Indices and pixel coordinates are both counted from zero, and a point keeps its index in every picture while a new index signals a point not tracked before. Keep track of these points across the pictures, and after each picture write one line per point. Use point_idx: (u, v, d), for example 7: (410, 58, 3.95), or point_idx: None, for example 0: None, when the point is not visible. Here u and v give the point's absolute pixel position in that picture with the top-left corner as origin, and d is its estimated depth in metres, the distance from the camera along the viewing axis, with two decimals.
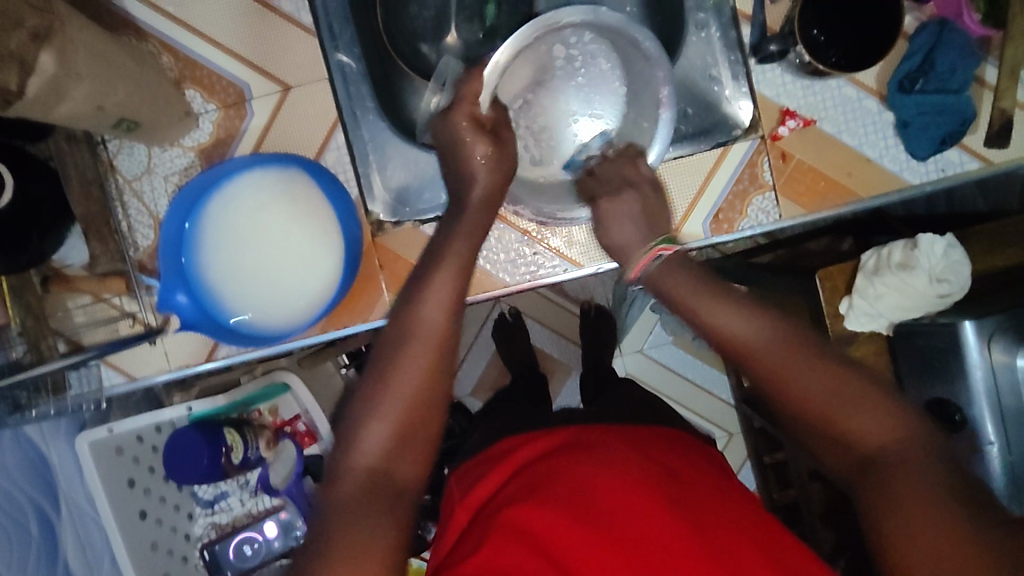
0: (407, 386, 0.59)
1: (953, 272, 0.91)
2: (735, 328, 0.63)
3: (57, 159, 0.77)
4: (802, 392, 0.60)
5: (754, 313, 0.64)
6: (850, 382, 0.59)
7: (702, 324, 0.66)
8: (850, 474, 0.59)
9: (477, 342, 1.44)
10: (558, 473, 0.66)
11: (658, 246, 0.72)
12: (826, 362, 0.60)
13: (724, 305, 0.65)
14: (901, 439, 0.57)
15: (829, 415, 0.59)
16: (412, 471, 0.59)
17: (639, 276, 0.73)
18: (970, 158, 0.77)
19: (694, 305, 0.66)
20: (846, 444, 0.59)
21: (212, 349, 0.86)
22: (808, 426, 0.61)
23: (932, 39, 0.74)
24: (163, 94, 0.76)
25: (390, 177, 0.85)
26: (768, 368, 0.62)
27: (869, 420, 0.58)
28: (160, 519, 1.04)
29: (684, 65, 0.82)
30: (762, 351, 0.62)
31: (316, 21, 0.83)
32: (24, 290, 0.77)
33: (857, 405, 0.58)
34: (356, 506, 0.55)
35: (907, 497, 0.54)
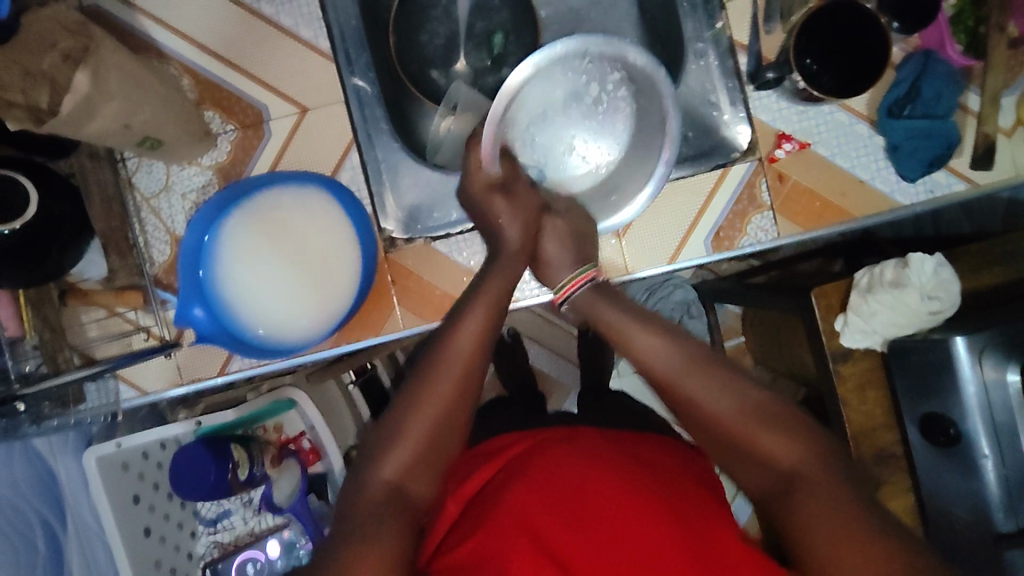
0: (431, 419, 0.62)
1: (943, 289, 0.95)
2: (654, 352, 0.69)
3: (79, 176, 0.80)
4: (711, 412, 0.65)
5: (666, 339, 0.70)
6: (752, 403, 0.64)
7: (628, 351, 0.71)
8: (765, 492, 0.62)
9: (477, 363, 1.46)
10: (542, 465, 0.72)
11: (586, 272, 0.77)
12: (724, 383, 0.66)
13: (641, 331, 0.71)
14: (792, 456, 0.61)
15: (737, 432, 0.63)
16: (425, 490, 0.62)
17: (564, 300, 0.78)
18: (957, 180, 0.81)
19: (626, 332, 0.72)
20: (754, 463, 0.62)
21: (224, 363, 0.87)
22: (717, 443, 0.65)
23: (918, 68, 0.79)
24: (185, 113, 0.79)
25: (403, 197, 0.87)
26: (682, 391, 0.67)
27: (770, 438, 0.62)
28: (164, 537, 1.03)
29: (685, 91, 0.85)
30: (668, 375, 0.68)
31: (333, 47, 0.86)
32: (42, 304, 0.79)
33: (761, 423, 0.62)
34: (374, 518, 0.58)
35: (809, 501, 0.57)
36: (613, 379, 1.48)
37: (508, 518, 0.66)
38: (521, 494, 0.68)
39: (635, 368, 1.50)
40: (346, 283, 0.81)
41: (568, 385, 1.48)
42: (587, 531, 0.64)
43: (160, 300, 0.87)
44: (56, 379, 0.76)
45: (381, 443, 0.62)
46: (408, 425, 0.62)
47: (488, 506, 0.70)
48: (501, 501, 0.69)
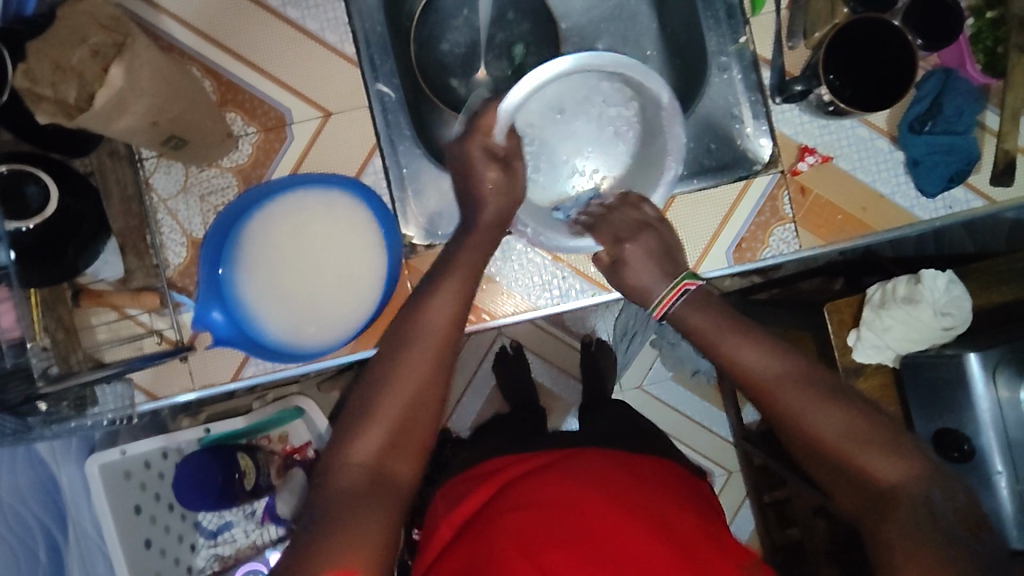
0: (403, 400, 0.65)
1: (956, 306, 0.96)
2: (753, 363, 0.69)
3: (98, 174, 0.79)
4: (816, 430, 0.65)
5: (771, 351, 0.70)
6: (858, 421, 0.64)
7: (726, 362, 0.71)
8: (859, 513, 0.63)
9: (477, 376, 1.45)
10: (544, 487, 0.72)
11: (684, 281, 0.78)
12: (832, 402, 0.65)
13: (750, 345, 0.70)
14: (920, 482, 0.61)
15: (836, 451, 0.64)
16: (405, 469, 0.64)
17: (664, 314, 0.79)
18: (975, 196, 0.82)
19: (722, 343, 0.72)
20: (858, 482, 0.63)
21: (240, 367, 0.84)
22: (820, 461, 0.65)
23: (940, 85, 0.80)
24: (211, 114, 0.78)
25: (424, 204, 0.87)
26: (784, 407, 0.67)
27: (880, 458, 0.62)
28: (165, 549, 1.00)
29: (708, 104, 0.87)
30: (771, 386, 0.68)
31: (358, 51, 0.86)
32: (56, 304, 0.77)
33: (867, 444, 0.63)
34: (353, 499, 0.59)
35: (904, 535, 0.58)
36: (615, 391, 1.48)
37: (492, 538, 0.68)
38: (516, 508, 0.70)
39: (637, 382, 1.49)
40: (367, 289, 0.80)
41: (569, 401, 1.47)
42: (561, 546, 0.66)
43: (174, 303, 0.85)
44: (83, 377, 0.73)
45: (355, 420, 0.65)
46: (378, 409, 0.65)
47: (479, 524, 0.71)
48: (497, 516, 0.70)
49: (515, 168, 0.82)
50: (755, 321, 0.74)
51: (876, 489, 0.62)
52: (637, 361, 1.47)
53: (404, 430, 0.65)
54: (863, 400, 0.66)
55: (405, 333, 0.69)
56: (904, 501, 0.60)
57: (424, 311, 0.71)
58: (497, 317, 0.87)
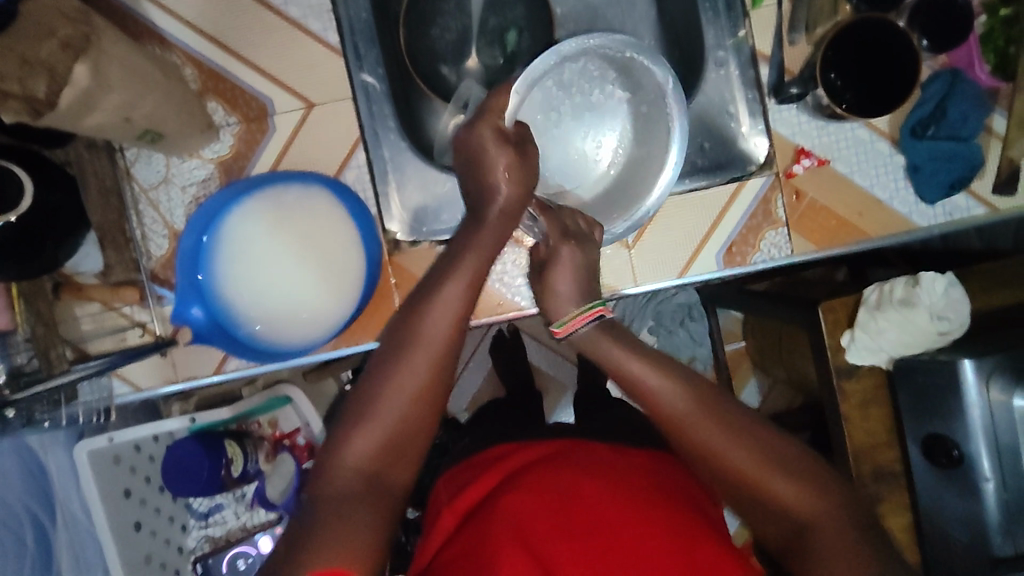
0: (398, 410, 0.60)
1: (953, 309, 0.89)
2: (658, 390, 0.65)
3: (75, 166, 0.77)
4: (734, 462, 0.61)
5: (680, 381, 0.65)
6: (767, 447, 0.62)
7: (627, 387, 0.67)
8: (782, 539, 0.61)
9: (474, 356, 1.39)
10: (551, 478, 0.67)
11: (595, 308, 0.72)
12: (737, 436, 0.62)
13: (652, 369, 0.66)
14: (814, 508, 0.59)
15: (752, 479, 0.61)
16: (401, 476, 0.59)
17: (567, 334, 0.73)
18: (976, 203, 0.80)
19: (623, 365, 0.68)
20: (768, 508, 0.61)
21: (222, 361, 0.85)
22: (733, 489, 0.62)
23: (944, 89, 0.76)
24: (187, 105, 0.76)
25: (407, 198, 0.85)
26: (694, 439, 0.63)
27: (794, 491, 0.60)
28: (154, 531, 1.01)
29: (702, 101, 0.83)
30: (681, 418, 0.63)
31: (342, 40, 0.83)
32: (35, 297, 0.77)
33: (775, 472, 0.60)
34: (342, 505, 0.55)
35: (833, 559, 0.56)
36: (612, 379, 1.40)
37: (494, 530, 0.62)
38: (517, 495, 0.65)
39: None
40: (349, 283, 0.80)
41: (564, 384, 1.42)
42: (564, 536, 0.61)
43: (156, 296, 0.84)
44: (48, 383, 0.72)
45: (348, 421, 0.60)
46: (377, 409, 0.59)
47: (481, 515, 0.66)
48: (495, 506, 0.65)
49: (528, 154, 0.75)
50: (651, 345, 0.70)
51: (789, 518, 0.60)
52: None
53: (403, 436, 0.60)
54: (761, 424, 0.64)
55: (402, 338, 0.63)
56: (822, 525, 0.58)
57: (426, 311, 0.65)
58: (481, 316, 0.86)
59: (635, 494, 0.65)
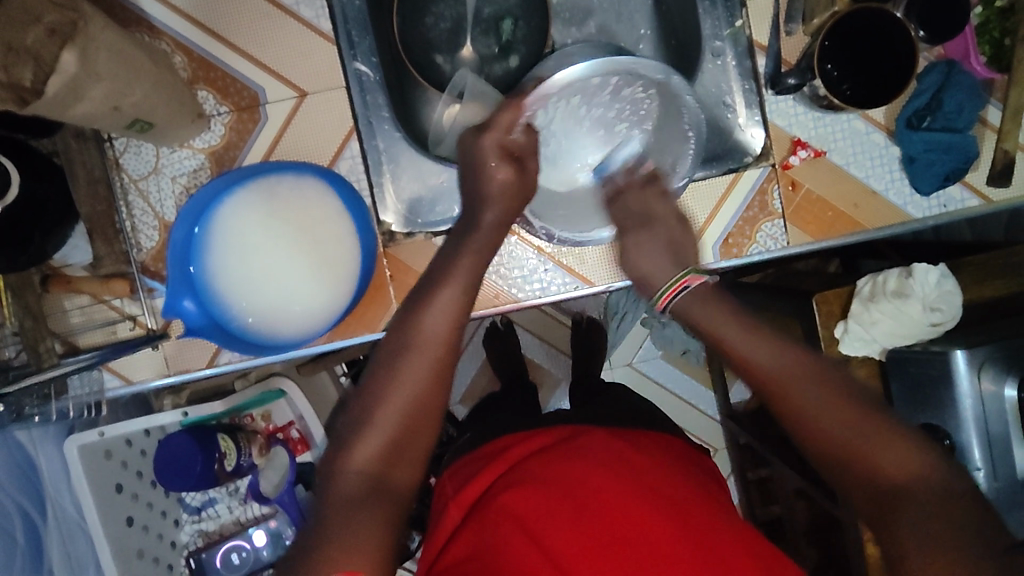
0: (410, 400, 0.60)
1: (946, 301, 0.87)
2: (762, 360, 0.63)
3: (63, 155, 0.76)
4: (813, 422, 0.59)
5: (777, 346, 0.64)
6: (862, 415, 0.58)
7: (726, 355, 0.66)
8: (867, 509, 0.57)
9: (469, 348, 1.37)
10: (549, 466, 0.67)
11: (687, 277, 0.72)
12: (845, 402, 0.59)
13: (758, 337, 0.65)
14: (915, 477, 0.55)
15: (853, 447, 0.57)
16: (405, 471, 0.59)
17: (665, 306, 0.74)
18: (971, 195, 0.80)
19: (721, 334, 0.67)
20: (861, 476, 0.57)
21: (214, 354, 0.84)
22: (820, 454, 0.60)
23: (941, 79, 0.76)
24: (176, 94, 0.74)
25: (402, 188, 0.84)
26: (787, 400, 0.61)
27: (891, 455, 0.56)
28: (147, 526, 1.00)
29: (700, 91, 0.83)
30: (780, 382, 0.62)
31: (335, 28, 0.82)
32: (24, 291, 0.75)
33: (879, 438, 0.57)
34: (345, 505, 0.55)
35: (917, 528, 0.53)
36: (605, 371, 1.38)
37: (494, 523, 0.62)
38: (517, 491, 0.64)
39: (627, 360, 1.39)
40: (342, 278, 0.78)
41: (559, 377, 1.42)
42: (561, 518, 0.61)
43: (147, 288, 0.83)
44: (37, 376, 0.72)
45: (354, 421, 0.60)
46: (380, 407, 0.60)
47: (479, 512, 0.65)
48: (496, 496, 0.65)
49: (528, 168, 0.76)
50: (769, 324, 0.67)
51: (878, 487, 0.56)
52: (626, 341, 1.37)
53: (410, 437, 0.60)
54: (864, 393, 0.60)
55: (403, 340, 0.64)
56: (917, 497, 0.55)
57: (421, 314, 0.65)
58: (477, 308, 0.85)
59: (642, 480, 0.64)
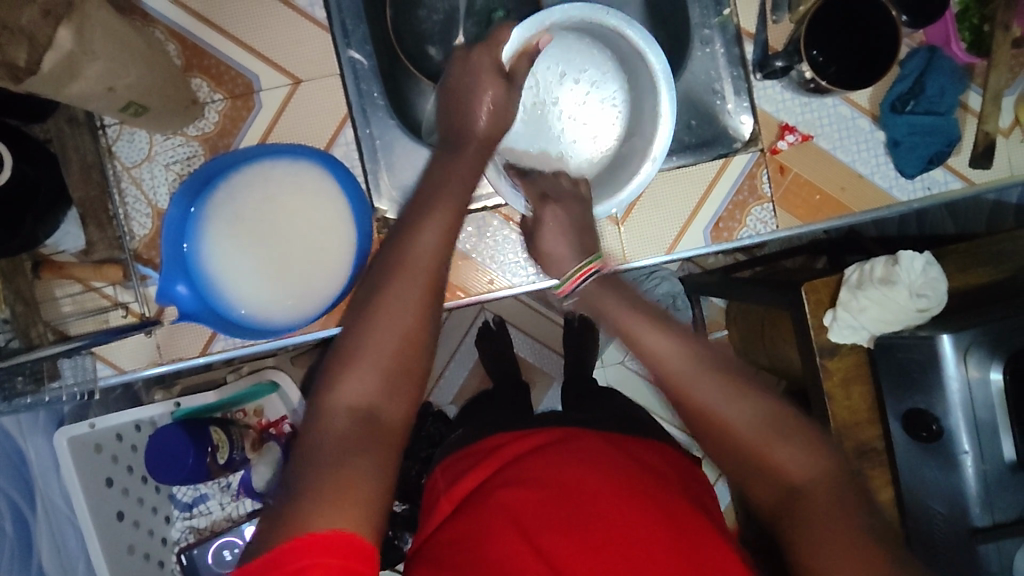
0: (399, 325, 0.59)
1: (932, 288, 0.88)
2: (662, 352, 0.69)
3: (57, 142, 0.75)
4: (719, 416, 0.64)
5: (686, 343, 0.70)
6: (762, 412, 0.64)
7: (639, 349, 0.71)
8: (769, 504, 0.61)
9: (461, 348, 1.36)
10: (546, 466, 0.67)
11: (589, 265, 0.77)
12: (742, 395, 0.65)
13: (663, 332, 0.71)
14: (813, 474, 0.60)
15: (744, 440, 0.63)
16: (398, 411, 0.57)
17: (572, 289, 0.79)
18: (954, 177, 0.82)
19: (635, 329, 0.72)
20: (762, 471, 0.62)
21: (208, 341, 0.83)
22: (729, 451, 0.64)
23: (924, 63, 0.79)
24: (171, 79, 0.75)
25: (397, 175, 0.85)
26: (685, 396, 0.67)
27: (786, 453, 0.61)
28: (137, 521, 0.99)
29: (688, 79, 0.85)
30: (681, 377, 0.67)
31: (329, 17, 0.83)
32: (16, 275, 0.75)
33: (771, 437, 0.62)
34: (341, 445, 0.53)
35: (815, 520, 0.56)
36: (596, 369, 1.38)
37: (480, 527, 0.62)
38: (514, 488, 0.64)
39: (618, 359, 1.39)
40: (337, 266, 0.79)
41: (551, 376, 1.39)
42: (555, 519, 0.61)
43: (140, 276, 0.82)
44: (29, 355, 0.72)
45: (338, 359, 0.58)
46: (371, 339, 0.58)
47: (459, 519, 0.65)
48: (495, 494, 0.64)
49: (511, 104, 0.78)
50: (676, 316, 0.74)
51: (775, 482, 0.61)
52: (618, 337, 1.37)
53: (402, 364, 0.58)
54: (760, 389, 0.66)
55: (388, 259, 0.62)
56: (808, 489, 0.59)
57: (415, 235, 0.63)
58: (473, 294, 0.86)
59: (636, 484, 0.65)
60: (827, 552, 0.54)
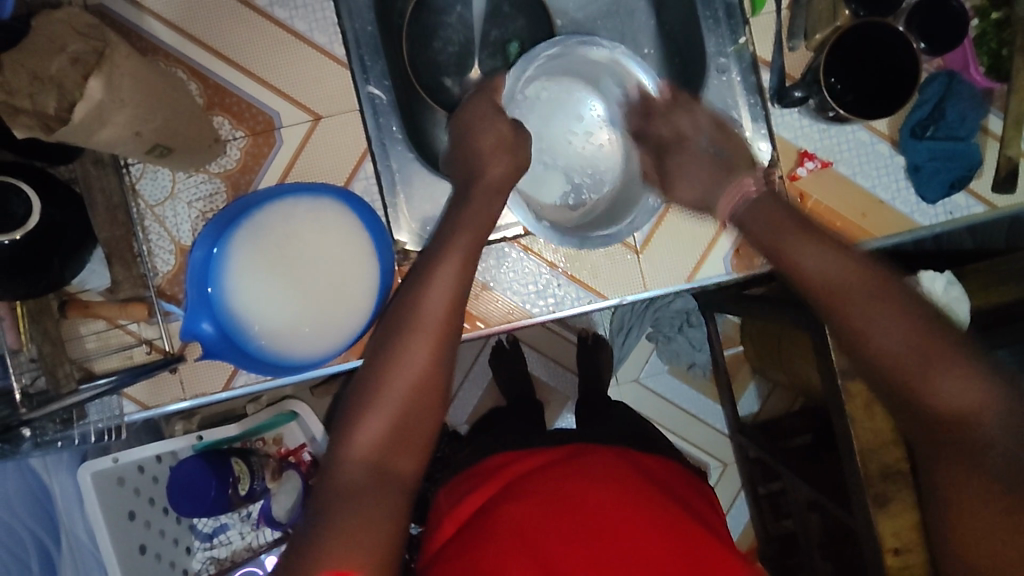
0: (410, 373, 0.63)
1: (955, 308, 0.86)
2: (819, 265, 0.64)
3: (82, 182, 0.77)
4: (882, 351, 0.59)
5: (839, 256, 0.64)
6: (933, 334, 0.58)
7: (788, 265, 0.66)
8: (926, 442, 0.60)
9: (474, 368, 1.32)
10: (555, 484, 0.65)
11: (746, 187, 0.73)
12: (904, 314, 0.59)
13: (815, 249, 0.65)
14: (990, 425, 0.56)
15: (909, 377, 0.58)
16: (408, 465, 0.61)
17: (727, 216, 0.74)
18: (976, 202, 0.81)
19: (785, 247, 0.66)
20: (918, 410, 0.58)
21: (231, 376, 0.84)
22: (883, 379, 0.60)
23: (942, 89, 0.78)
24: (194, 119, 0.76)
25: (416, 208, 0.85)
26: (848, 325, 0.61)
27: (964, 397, 0.56)
28: (160, 554, 0.99)
29: (706, 106, 0.85)
30: (843, 293, 0.62)
31: (348, 53, 0.84)
32: (42, 315, 0.77)
33: (948, 371, 0.56)
34: (352, 495, 0.56)
35: (975, 484, 0.57)
36: (612, 388, 1.34)
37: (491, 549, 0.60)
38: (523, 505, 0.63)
39: (634, 376, 1.34)
40: (362, 297, 0.80)
41: (565, 394, 1.36)
42: (561, 534, 0.60)
43: (163, 312, 0.83)
44: (60, 402, 0.73)
45: (355, 407, 0.62)
46: (383, 390, 0.62)
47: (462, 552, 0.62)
48: (507, 513, 0.63)
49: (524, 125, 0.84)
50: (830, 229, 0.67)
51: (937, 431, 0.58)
52: (633, 354, 1.33)
53: (411, 415, 0.62)
54: (934, 312, 0.60)
55: (402, 317, 0.66)
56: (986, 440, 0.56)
57: (423, 290, 0.67)
58: (492, 324, 0.85)
59: (658, 501, 0.65)
60: (987, 515, 0.57)
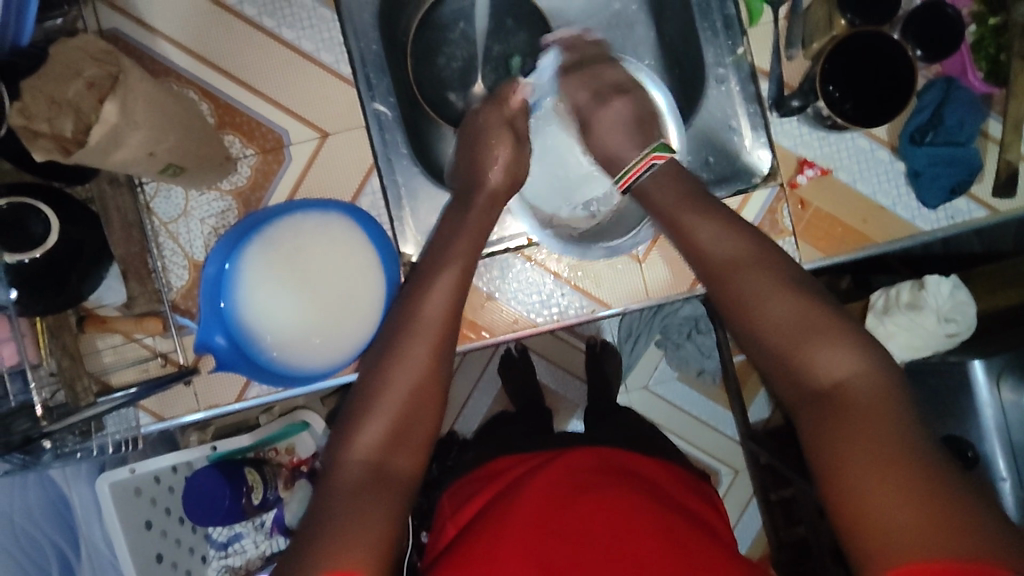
0: (407, 385, 0.65)
1: (960, 311, 0.86)
2: (711, 235, 0.72)
3: (98, 201, 0.78)
4: (767, 319, 0.65)
5: (730, 227, 0.73)
6: (810, 308, 0.65)
7: (686, 236, 0.74)
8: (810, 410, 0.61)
9: (483, 377, 1.33)
10: (555, 483, 0.67)
11: (651, 155, 0.80)
12: (788, 290, 0.66)
13: (706, 219, 0.73)
14: (870, 383, 0.59)
15: (792, 341, 0.64)
16: (407, 465, 0.62)
17: (629, 185, 0.82)
18: (977, 206, 0.82)
19: (682, 218, 0.74)
20: (800, 374, 0.62)
21: (243, 388, 0.86)
22: (772, 347, 0.65)
23: (941, 94, 0.79)
24: (206, 138, 0.78)
25: (421, 220, 0.88)
26: (731, 292, 0.69)
27: (837, 357, 0.61)
28: (176, 562, 1.01)
29: (705, 117, 0.88)
30: (729, 263, 0.70)
31: (354, 72, 0.86)
32: (62, 331, 0.79)
33: (818, 334, 0.63)
34: (354, 500, 0.57)
35: (861, 439, 0.55)
36: (620, 395, 1.34)
37: (491, 546, 0.62)
38: (522, 505, 0.65)
39: (643, 383, 1.35)
40: (370, 309, 0.81)
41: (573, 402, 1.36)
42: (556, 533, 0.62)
43: (178, 326, 0.85)
44: (80, 415, 0.74)
45: (357, 411, 0.64)
46: (384, 396, 0.64)
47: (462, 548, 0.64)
48: (507, 510, 0.65)
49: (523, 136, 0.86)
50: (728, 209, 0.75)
51: (820, 386, 0.61)
52: (642, 361, 1.34)
53: (410, 424, 0.64)
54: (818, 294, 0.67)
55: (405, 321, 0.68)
56: (861, 394, 0.59)
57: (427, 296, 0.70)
58: (496, 333, 0.87)
59: (660, 507, 0.66)
60: (867, 472, 0.53)
